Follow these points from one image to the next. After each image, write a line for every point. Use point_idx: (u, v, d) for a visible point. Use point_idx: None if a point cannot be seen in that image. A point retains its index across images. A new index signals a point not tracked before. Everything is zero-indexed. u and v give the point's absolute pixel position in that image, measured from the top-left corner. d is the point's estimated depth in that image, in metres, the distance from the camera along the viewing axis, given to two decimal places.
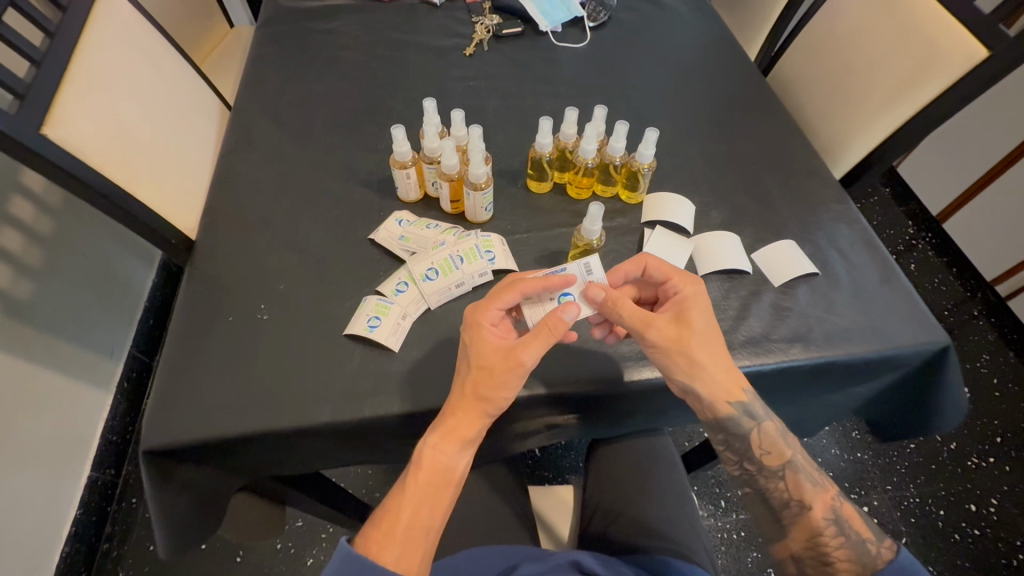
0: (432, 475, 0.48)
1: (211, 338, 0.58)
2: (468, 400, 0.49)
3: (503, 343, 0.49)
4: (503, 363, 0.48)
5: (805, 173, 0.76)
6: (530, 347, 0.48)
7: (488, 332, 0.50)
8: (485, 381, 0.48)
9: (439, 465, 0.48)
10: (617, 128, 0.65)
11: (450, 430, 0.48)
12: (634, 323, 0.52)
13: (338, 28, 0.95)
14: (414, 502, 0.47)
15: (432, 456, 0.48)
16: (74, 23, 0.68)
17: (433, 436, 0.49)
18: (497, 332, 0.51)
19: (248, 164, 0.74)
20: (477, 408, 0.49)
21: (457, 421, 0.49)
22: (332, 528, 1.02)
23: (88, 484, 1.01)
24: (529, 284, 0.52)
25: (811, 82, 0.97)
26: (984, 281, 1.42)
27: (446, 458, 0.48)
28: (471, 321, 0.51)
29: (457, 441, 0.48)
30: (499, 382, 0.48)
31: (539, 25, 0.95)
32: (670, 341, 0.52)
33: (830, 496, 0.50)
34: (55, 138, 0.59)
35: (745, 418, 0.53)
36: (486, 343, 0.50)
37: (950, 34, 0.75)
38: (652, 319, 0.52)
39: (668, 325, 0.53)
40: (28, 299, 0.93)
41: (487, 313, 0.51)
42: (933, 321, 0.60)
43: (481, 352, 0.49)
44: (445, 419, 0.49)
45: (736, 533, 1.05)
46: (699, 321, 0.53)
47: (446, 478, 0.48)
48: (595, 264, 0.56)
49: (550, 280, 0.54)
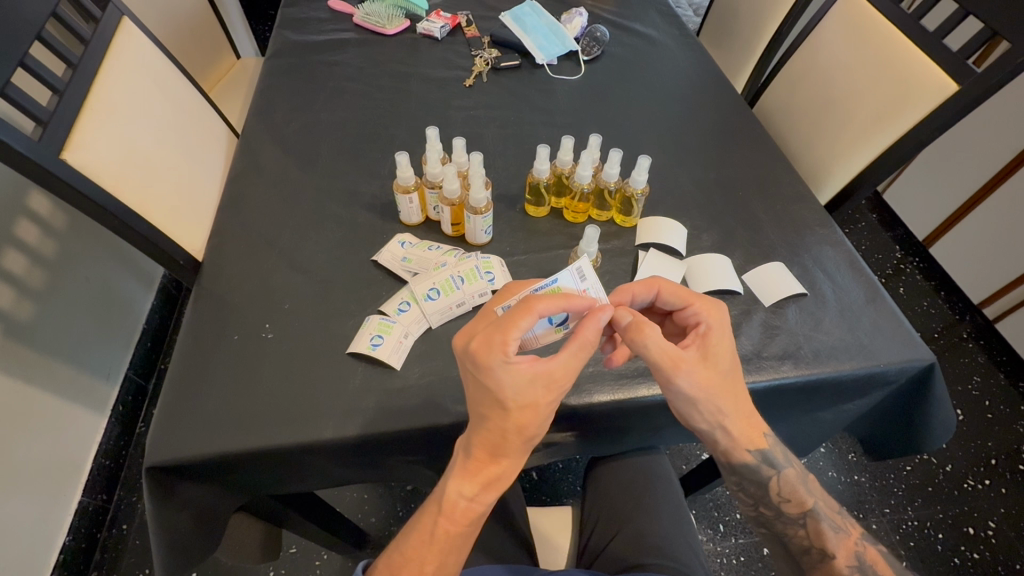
0: (466, 524, 0.47)
1: (216, 355, 0.58)
2: (513, 448, 0.46)
3: (537, 370, 0.43)
4: (546, 395, 0.44)
5: (793, 198, 0.78)
6: (572, 368, 0.45)
7: (518, 367, 0.42)
8: (528, 421, 0.44)
9: (475, 513, 0.47)
10: (612, 155, 0.68)
11: (491, 481, 0.47)
12: (662, 363, 0.48)
13: (343, 60, 0.99)
14: (441, 552, 0.46)
15: (468, 507, 0.47)
16: (94, 55, 0.71)
17: (470, 489, 0.46)
18: (523, 360, 0.43)
19: (255, 188, 0.76)
20: (517, 452, 0.47)
21: (500, 471, 0.47)
22: (326, 555, 1.00)
23: (78, 509, 0.99)
24: (546, 303, 0.45)
25: (794, 113, 1.01)
26: (972, 304, 1.44)
27: (483, 505, 0.47)
28: (489, 362, 0.42)
29: (497, 489, 0.47)
30: (542, 416, 0.45)
31: (536, 59, 0.99)
32: (699, 385, 0.49)
33: (852, 541, 0.51)
34: (75, 162, 0.61)
35: (763, 466, 0.54)
36: (522, 380, 0.43)
37: (921, 69, 0.79)
38: (682, 361, 0.48)
39: (697, 364, 0.49)
40: (28, 321, 0.93)
41: (506, 348, 0.42)
42: (916, 339, 0.62)
43: (515, 392, 0.43)
44: (484, 470, 0.46)
45: (736, 558, 1.04)
46: (725, 360, 0.50)
47: (478, 523, 0.48)
48: (587, 269, 0.53)
49: (564, 299, 0.47)
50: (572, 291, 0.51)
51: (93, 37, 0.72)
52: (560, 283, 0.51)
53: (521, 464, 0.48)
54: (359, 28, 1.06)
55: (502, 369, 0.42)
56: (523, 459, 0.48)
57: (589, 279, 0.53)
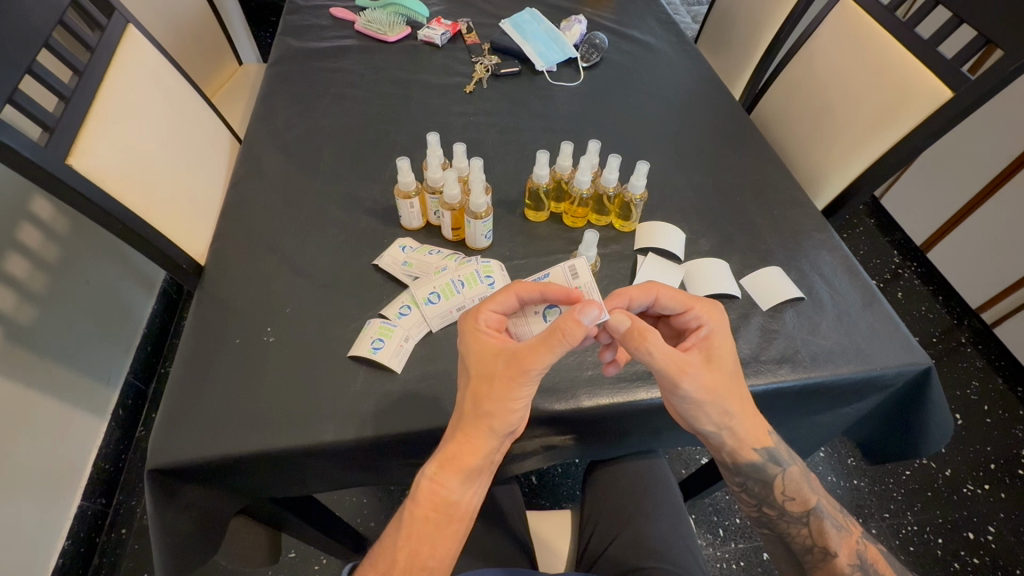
0: (432, 510, 0.46)
1: (217, 359, 0.58)
2: (471, 424, 0.46)
3: (501, 345, 0.46)
4: (505, 371, 0.45)
5: (791, 204, 0.79)
6: (536, 351, 0.44)
7: (485, 337, 0.47)
8: (485, 394, 0.45)
9: (440, 498, 0.46)
10: (611, 160, 0.68)
11: (448, 460, 0.46)
12: (668, 369, 0.48)
13: (345, 67, 1.00)
14: (413, 539, 0.46)
15: (430, 488, 0.46)
16: (99, 62, 0.71)
17: (431, 466, 0.46)
18: (495, 336, 0.48)
19: (257, 193, 0.77)
20: (474, 431, 0.46)
21: (456, 448, 0.46)
22: (325, 559, 1.00)
23: (77, 513, 0.98)
24: (525, 286, 0.49)
25: (791, 119, 1.02)
26: (970, 309, 1.45)
27: (447, 489, 0.46)
28: (464, 329, 0.48)
29: (456, 472, 0.46)
30: (500, 393, 0.45)
31: (536, 66, 1.00)
32: (703, 388, 0.49)
33: (854, 540, 0.52)
34: (81, 167, 0.62)
35: (768, 464, 0.54)
36: (485, 350, 0.47)
37: (917, 76, 0.80)
38: (687, 366, 0.48)
39: (701, 367, 0.49)
40: (30, 324, 0.93)
41: (478, 317, 0.48)
42: (912, 343, 0.62)
43: (478, 362, 0.47)
44: (446, 447, 0.47)
45: (736, 563, 1.03)
46: (728, 361, 0.51)
47: (449, 513, 0.46)
48: (580, 266, 0.53)
49: (548, 288, 0.49)
50: (562, 284, 0.53)
51: (98, 44, 0.73)
52: (552, 278, 0.54)
53: (483, 448, 0.46)
54: (360, 35, 1.07)
55: (472, 339, 0.48)
56: (484, 441, 0.46)
57: (582, 276, 0.53)
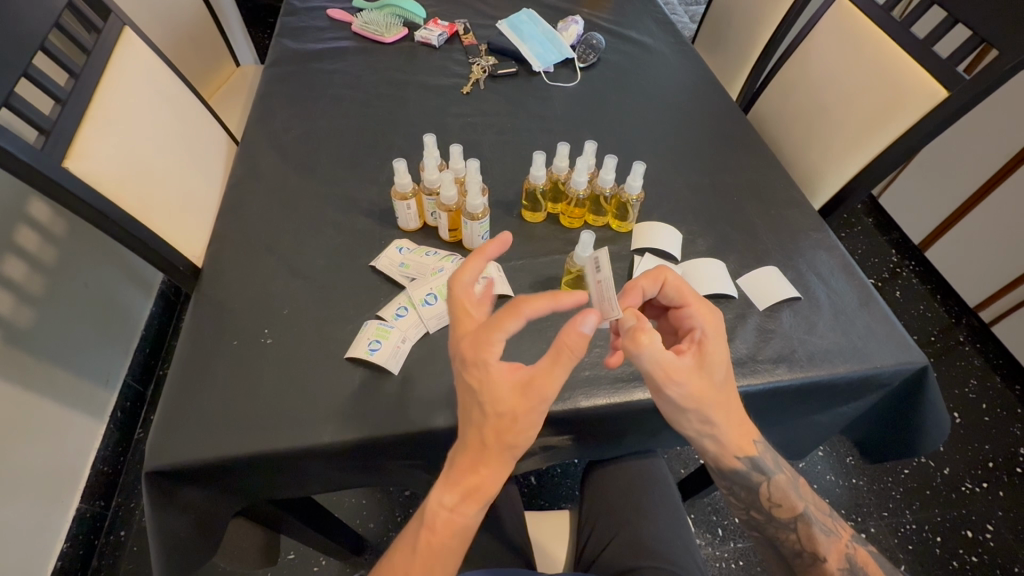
0: (449, 535, 0.46)
1: (215, 360, 0.58)
2: (492, 457, 0.46)
3: (514, 374, 0.45)
4: (524, 404, 0.44)
5: (787, 203, 0.79)
6: (551, 374, 0.44)
7: (498, 369, 0.45)
8: (507, 428, 0.45)
9: (455, 524, 0.46)
10: (607, 161, 0.69)
11: (469, 490, 0.46)
12: (655, 373, 0.48)
13: (341, 68, 0.99)
14: (426, 556, 0.46)
15: (447, 517, 0.46)
16: (96, 65, 0.72)
17: (450, 497, 0.46)
18: (505, 364, 0.45)
19: (254, 195, 0.77)
20: (498, 461, 0.46)
21: (477, 480, 0.46)
22: (324, 560, 1.00)
23: (76, 517, 0.98)
24: (538, 305, 0.45)
25: (787, 119, 1.02)
26: (968, 308, 1.45)
27: (464, 517, 0.46)
28: (472, 363, 0.45)
29: (477, 500, 0.46)
30: (522, 426, 0.45)
31: (532, 66, 1.00)
32: (691, 394, 0.49)
33: (843, 544, 0.52)
34: (76, 170, 0.62)
35: (754, 473, 0.54)
36: (500, 385, 0.45)
37: (913, 76, 0.80)
38: (676, 372, 0.48)
39: (692, 374, 0.49)
40: (26, 327, 0.93)
41: (490, 349, 0.44)
42: (909, 342, 0.62)
43: (495, 396, 0.45)
44: (465, 478, 0.46)
45: (735, 562, 1.04)
46: (718, 371, 0.50)
47: (463, 536, 0.47)
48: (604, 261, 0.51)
49: (557, 301, 0.46)
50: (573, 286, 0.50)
51: (94, 47, 0.74)
52: None
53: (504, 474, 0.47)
54: (357, 36, 1.07)
55: (485, 372, 0.44)
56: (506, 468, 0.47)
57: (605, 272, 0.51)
